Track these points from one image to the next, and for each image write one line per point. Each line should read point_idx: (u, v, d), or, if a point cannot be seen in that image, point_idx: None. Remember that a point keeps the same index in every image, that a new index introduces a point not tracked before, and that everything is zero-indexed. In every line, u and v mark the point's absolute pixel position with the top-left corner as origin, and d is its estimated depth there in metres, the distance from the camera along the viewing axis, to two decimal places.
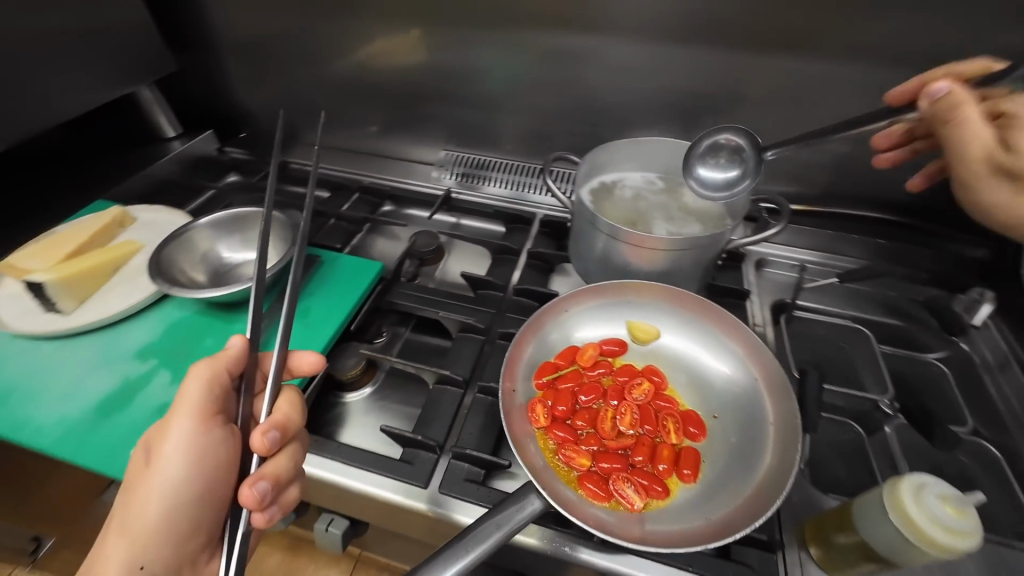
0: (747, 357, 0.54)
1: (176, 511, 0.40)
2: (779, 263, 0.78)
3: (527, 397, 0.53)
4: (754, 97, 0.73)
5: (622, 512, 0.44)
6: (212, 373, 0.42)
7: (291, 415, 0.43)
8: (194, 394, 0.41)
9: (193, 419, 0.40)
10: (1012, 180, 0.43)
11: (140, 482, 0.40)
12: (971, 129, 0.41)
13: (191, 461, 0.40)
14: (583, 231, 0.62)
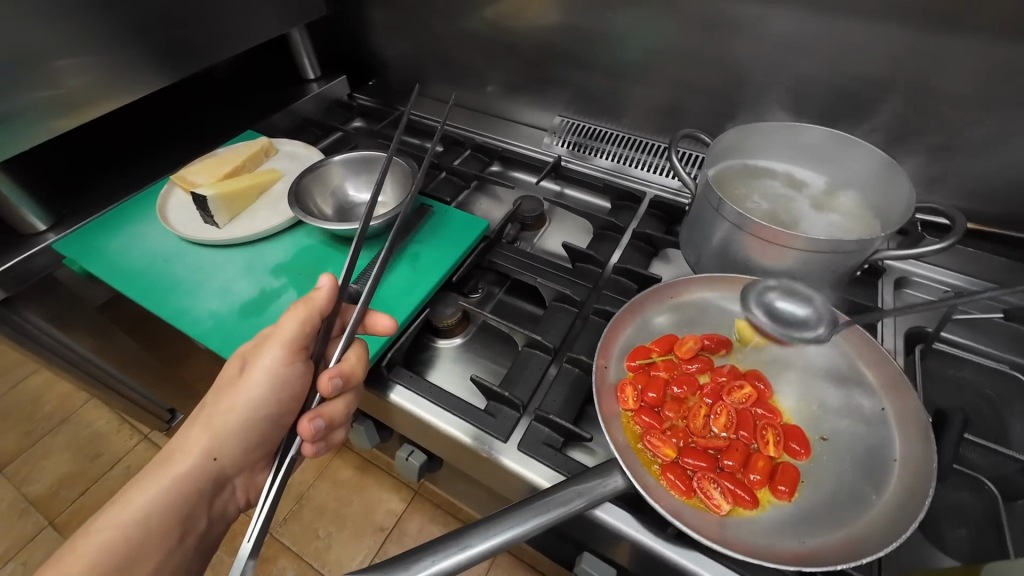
0: (887, 386, 0.49)
1: (253, 420, 0.49)
2: (926, 286, 0.67)
3: (617, 377, 0.52)
4: (945, 91, 0.61)
5: (703, 511, 0.42)
6: (307, 317, 0.49)
7: (356, 369, 0.49)
8: (292, 329, 0.48)
9: (282, 349, 0.48)
10: None
11: (230, 389, 0.49)
12: None
13: (272, 387, 0.48)
14: (702, 217, 0.59)
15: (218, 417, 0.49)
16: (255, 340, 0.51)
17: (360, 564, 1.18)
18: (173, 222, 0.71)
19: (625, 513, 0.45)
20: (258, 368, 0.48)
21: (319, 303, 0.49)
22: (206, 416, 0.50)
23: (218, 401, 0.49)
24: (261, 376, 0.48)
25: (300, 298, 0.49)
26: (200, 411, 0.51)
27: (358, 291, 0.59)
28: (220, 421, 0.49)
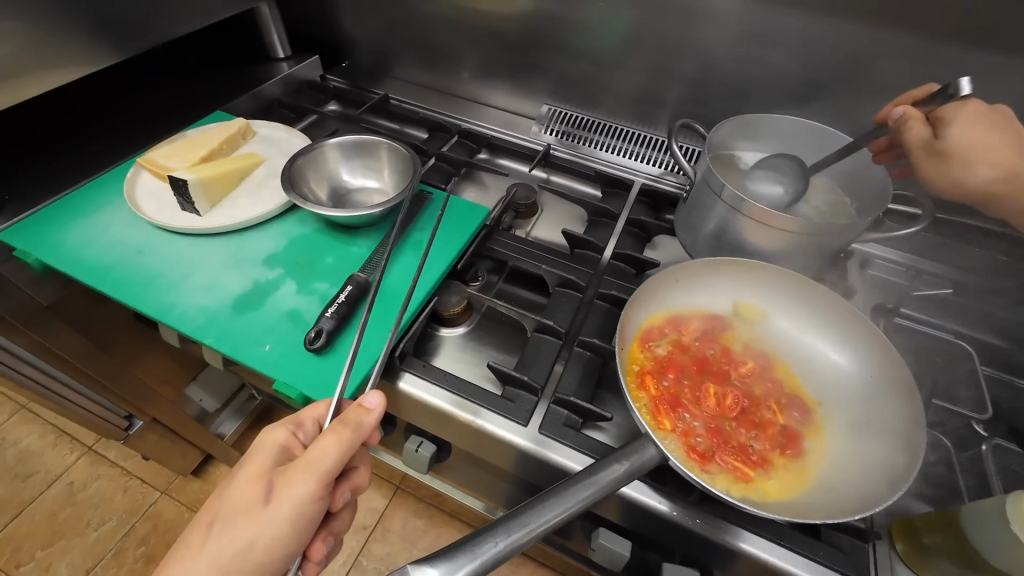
0: (871, 350, 0.54)
1: (275, 558, 0.42)
2: (884, 266, 0.74)
3: (631, 357, 0.53)
4: (904, 86, 0.67)
5: (727, 480, 0.45)
6: (351, 443, 0.43)
7: (362, 473, 0.50)
8: (330, 460, 0.42)
9: (316, 485, 0.42)
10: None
11: (246, 520, 0.42)
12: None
13: (296, 525, 0.42)
14: (700, 200, 0.63)
15: (234, 553, 0.41)
16: (277, 456, 0.44)
17: (343, 564, 1.17)
18: (144, 211, 0.65)
19: (644, 485, 0.49)
20: (288, 498, 0.42)
21: (366, 429, 0.44)
22: (214, 549, 0.42)
23: (233, 532, 0.42)
24: (288, 512, 0.42)
25: (348, 423, 0.43)
26: (198, 540, 0.43)
27: (366, 279, 0.57)
28: (237, 560, 0.41)
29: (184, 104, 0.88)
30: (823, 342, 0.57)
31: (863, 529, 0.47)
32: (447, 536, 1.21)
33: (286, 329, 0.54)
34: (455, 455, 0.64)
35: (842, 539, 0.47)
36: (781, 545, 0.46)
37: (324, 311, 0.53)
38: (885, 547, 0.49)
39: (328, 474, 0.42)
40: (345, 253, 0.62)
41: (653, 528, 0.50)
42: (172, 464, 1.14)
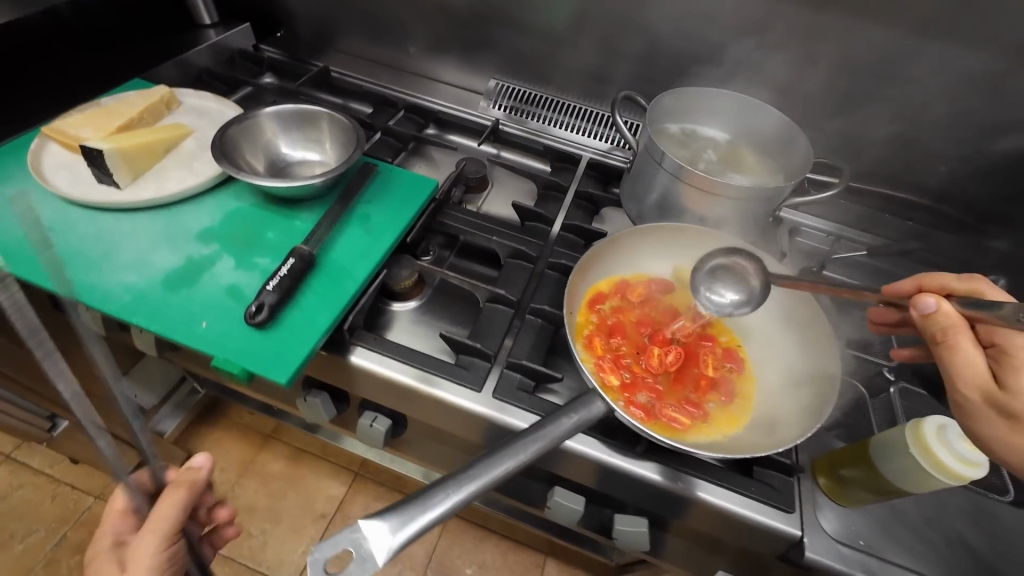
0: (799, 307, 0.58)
1: None
2: (811, 233, 0.80)
3: (580, 322, 0.56)
4: (829, 65, 0.72)
5: (668, 429, 0.48)
6: (186, 499, 0.50)
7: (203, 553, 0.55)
8: (170, 513, 0.49)
9: (162, 540, 0.48)
10: (1005, 415, 0.40)
11: None
12: (964, 358, 0.41)
13: (162, 567, 0.48)
14: (642, 169, 0.65)
15: None
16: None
17: (302, 554, 1.14)
18: (54, 185, 0.59)
19: (597, 442, 0.51)
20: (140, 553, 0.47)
21: (197, 483, 0.51)
22: None
23: None
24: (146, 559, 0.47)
25: (179, 484, 0.50)
26: None
27: (310, 252, 0.55)
28: None
29: (96, 71, 0.80)
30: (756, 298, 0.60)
31: (790, 465, 0.51)
32: None
33: (226, 305, 0.51)
34: (412, 428, 0.64)
35: (773, 477, 0.51)
36: (719, 485, 0.50)
37: (265, 285, 0.51)
38: (809, 481, 0.54)
39: (172, 521, 0.48)
40: (287, 227, 0.59)
41: (604, 481, 0.53)
42: (106, 465, 1.07)
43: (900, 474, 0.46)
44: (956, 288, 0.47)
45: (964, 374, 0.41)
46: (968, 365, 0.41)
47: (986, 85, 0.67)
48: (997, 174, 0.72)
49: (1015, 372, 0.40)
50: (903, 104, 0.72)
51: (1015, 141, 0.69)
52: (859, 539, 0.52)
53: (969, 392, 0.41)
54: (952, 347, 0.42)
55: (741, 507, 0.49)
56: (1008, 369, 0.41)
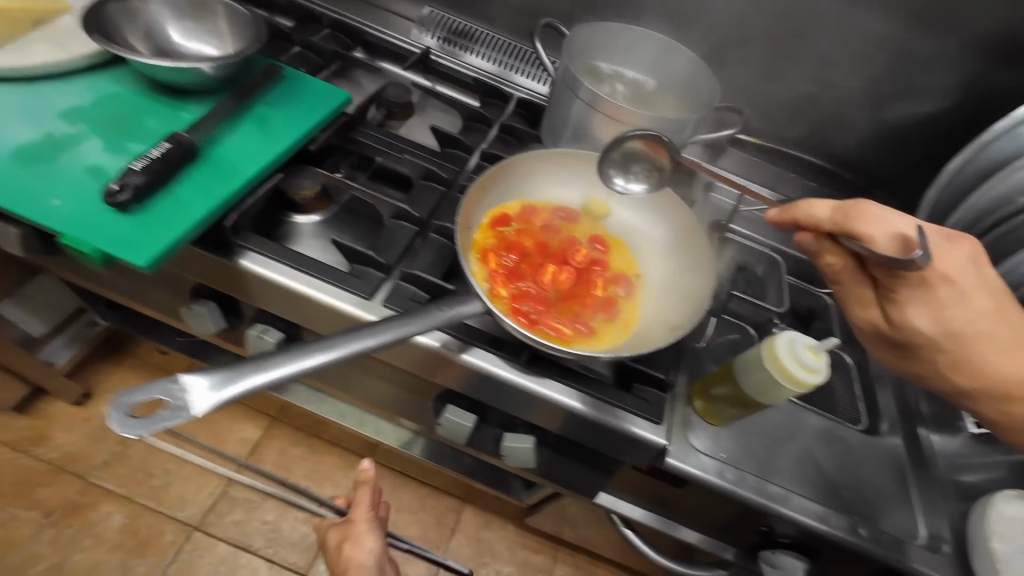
0: (688, 236, 0.58)
1: None
2: (723, 189, 0.82)
3: (478, 238, 0.55)
4: (749, 19, 0.74)
5: (548, 338, 0.49)
6: None
7: None
8: None
9: None
10: (893, 345, 0.47)
11: None
12: (851, 297, 0.46)
13: None
14: (559, 98, 0.65)
15: None
16: None
17: (208, 496, 1.10)
18: None
19: (490, 356, 0.52)
20: None
21: None
22: None
23: None
24: None
25: None
26: None
27: (190, 140, 0.51)
28: None
29: None
30: (655, 228, 0.61)
31: (663, 380, 0.54)
32: (327, 462, 1.18)
33: (86, 185, 0.47)
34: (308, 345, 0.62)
35: (647, 393, 0.53)
36: (596, 397, 0.52)
37: (131, 165, 0.47)
38: (683, 403, 0.58)
39: None
40: (171, 117, 0.55)
41: (490, 393, 0.54)
42: None
43: (754, 386, 0.50)
44: (824, 207, 0.44)
45: (852, 306, 0.47)
46: (855, 302, 0.46)
47: (884, 52, 0.71)
48: (889, 140, 0.78)
49: (899, 311, 0.45)
50: (814, 65, 0.75)
51: (905, 109, 0.75)
52: (723, 453, 0.56)
53: (859, 322, 0.47)
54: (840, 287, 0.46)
55: (615, 419, 0.51)
56: (894, 307, 0.45)
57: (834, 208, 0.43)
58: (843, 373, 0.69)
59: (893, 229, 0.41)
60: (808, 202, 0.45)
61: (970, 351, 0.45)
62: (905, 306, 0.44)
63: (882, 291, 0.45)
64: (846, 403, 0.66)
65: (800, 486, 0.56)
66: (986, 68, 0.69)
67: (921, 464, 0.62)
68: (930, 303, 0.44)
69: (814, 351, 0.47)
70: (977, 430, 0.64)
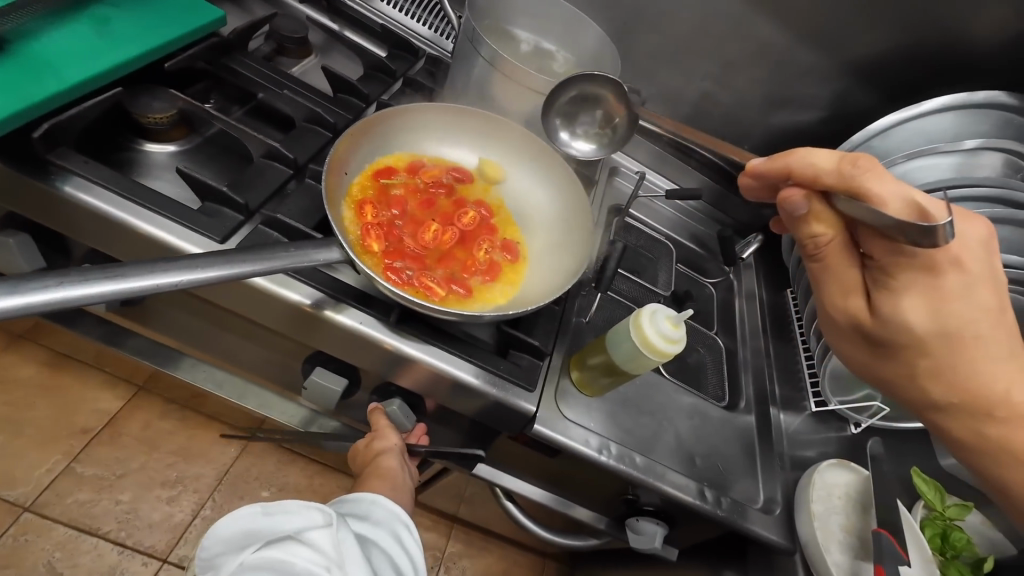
0: (576, 206, 0.58)
1: None
2: (626, 175, 0.85)
3: (355, 189, 0.51)
4: (660, 9, 0.75)
5: (417, 296, 0.46)
6: None
7: None
8: None
9: None
10: (867, 340, 0.41)
11: None
12: (834, 275, 0.40)
13: None
14: (463, 53, 0.61)
15: None
16: None
17: (49, 473, 0.96)
18: None
19: (367, 317, 0.49)
20: None
21: None
22: None
23: None
24: None
25: None
26: None
27: None
28: None
29: None
30: (546, 195, 0.60)
31: (539, 347, 0.53)
32: (202, 437, 1.07)
33: None
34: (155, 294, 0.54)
35: (522, 359, 0.53)
36: (467, 360, 0.50)
37: None
38: (561, 373, 0.58)
39: None
40: None
41: (358, 353, 0.51)
42: None
43: (622, 357, 0.51)
44: (820, 161, 0.37)
45: (830, 289, 0.40)
46: (830, 281, 0.40)
47: (773, 59, 0.77)
48: (773, 144, 0.84)
49: (889, 299, 0.38)
50: (715, 63, 0.78)
51: (787, 116, 0.81)
52: (593, 423, 0.57)
53: (834, 311, 0.41)
54: (822, 264, 0.40)
55: (486, 385, 0.50)
56: (885, 294, 0.38)
57: (834, 161, 0.37)
58: (713, 356, 0.74)
59: (902, 188, 0.34)
60: (806, 150, 0.38)
61: (960, 354, 0.39)
62: (898, 294, 0.38)
63: (871, 273, 0.39)
64: (711, 382, 0.71)
65: (661, 455, 0.59)
66: (853, 87, 0.76)
67: (766, 439, 0.68)
68: (926, 292, 0.37)
69: (674, 322, 0.49)
70: (817, 409, 0.71)
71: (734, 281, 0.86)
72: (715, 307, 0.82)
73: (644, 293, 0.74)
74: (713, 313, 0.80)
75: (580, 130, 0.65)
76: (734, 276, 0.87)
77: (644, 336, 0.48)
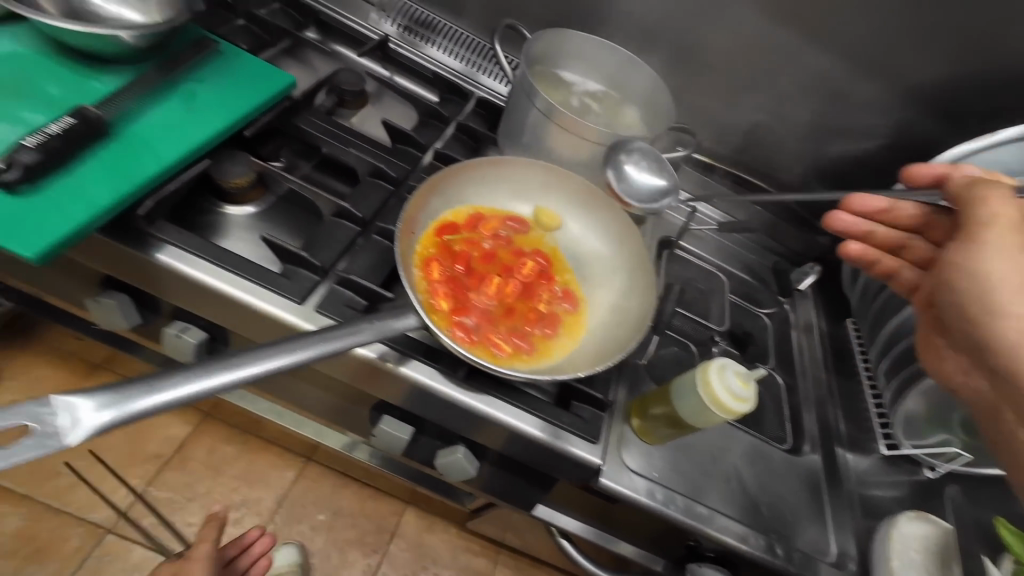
0: (636, 256, 0.58)
1: None
2: (676, 206, 0.84)
3: (422, 246, 0.53)
4: (712, 44, 0.75)
5: (485, 355, 0.47)
6: None
7: None
8: None
9: None
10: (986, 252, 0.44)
11: None
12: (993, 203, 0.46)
13: None
14: (518, 104, 0.63)
15: None
16: None
17: (126, 497, 1.02)
18: None
19: (431, 370, 0.50)
20: None
21: None
22: None
23: None
24: None
25: None
26: None
27: (99, 117, 0.45)
28: None
29: None
30: (602, 242, 0.61)
31: (601, 400, 0.54)
32: (261, 462, 1.11)
33: None
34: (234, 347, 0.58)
35: (584, 410, 0.53)
36: (532, 414, 0.51)
37: (22, 140, 0.41)
38: (621, 420, 0.58)
39: None
40: (80, 86, 0.49)
41: (426, 407, 0.52)
42: None
43: (686, 410, 0.51)
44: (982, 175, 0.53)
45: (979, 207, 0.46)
46: (998, 257, 0.44)
47: (830, 87, 0.75)
48: (829, 173, 0.81)
49: (977, 250, 0.45)
50: (769, 95, 0.77)
51: (845, 146, 0.78)
52: (655, 472, 0.57)
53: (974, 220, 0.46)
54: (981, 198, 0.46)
55: (551, 438, 0.51)
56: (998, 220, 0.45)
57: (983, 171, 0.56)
58: (773, 395, 0.72)
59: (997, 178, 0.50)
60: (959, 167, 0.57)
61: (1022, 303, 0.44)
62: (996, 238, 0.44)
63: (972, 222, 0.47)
64: (772, 423, 0.69)
65: (725, 505, 0.57)
66: (917, 116, 0.74)
67: (834, 480, 0.66)
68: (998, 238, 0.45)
69: (744, 380, 0.48)
70: (889, 452, 0.67)
71: (790, 312, 0.83)
72: (771, 339, 0.79)
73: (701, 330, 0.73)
74: (770, 346, 0.78)
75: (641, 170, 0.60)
76: (790, 307, 0.83)
77: (713, 395, 0.48)
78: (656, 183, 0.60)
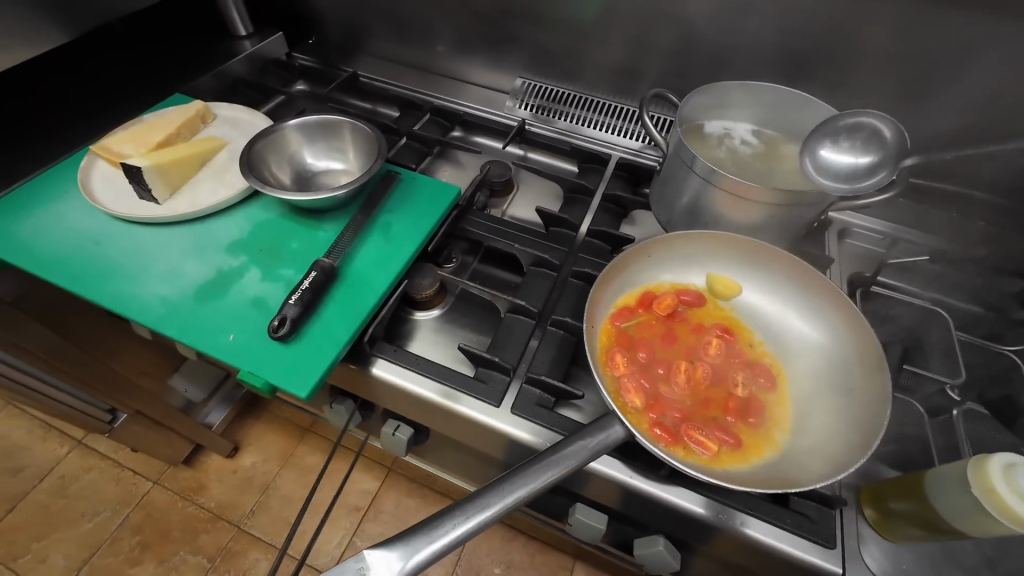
0: (846, 326, 0.53)
1: None
2: (864, 235, 0.73)
3: (602, 337, 0.53)
4: (891, 53, 0.65)
5: (693, 457, 0.45)
6: None
7: None
8: None
9: None
10: None
11: None
12: None
13: None
14: (674, 173, 0.61)
15: None
16: None
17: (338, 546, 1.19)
18: (102, 200, 0.63)
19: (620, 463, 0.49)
20: None
21: None
22: None
23: None
24: None
25: None
26: None
27: (331, 265, 0.57)
28: None
29: (134, 84, 0.82)
30: (790, 309, 0.57)
31: (829, 496, 0.47)
32: None
33: (251, 317, 0.53)
34: (434, 438, 0.64)
35: (809, 508, 0.47)
36: (748, 514, 0.47)
37: (288, 298, 0.53)
38: (852, 511, 0.50)
39: None
40: (311, 239, 0.61)
41: (627, 502, 0.51)
42: (161, 453, 1.14)
43: (951, 510, 0.42)
44: None
45: None
46: None
47: None
48: None
49: None
50: (979, 94, 0.64)
51: None
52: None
53: None
54: None
55: (775, 540, 0.46)
56: None
57: None
58: None
59: None
60: None
61: None
62: None
63: None
64: None
65: None
66: None
67: None
68: None
69: None
70: None
71: None
72: None
73: (929, 387, 0.60)
74: None
75: (845, 143, 0.56)
76: None
77: (1003, 498, 0.39)
78: (865, 160, 0.55)
